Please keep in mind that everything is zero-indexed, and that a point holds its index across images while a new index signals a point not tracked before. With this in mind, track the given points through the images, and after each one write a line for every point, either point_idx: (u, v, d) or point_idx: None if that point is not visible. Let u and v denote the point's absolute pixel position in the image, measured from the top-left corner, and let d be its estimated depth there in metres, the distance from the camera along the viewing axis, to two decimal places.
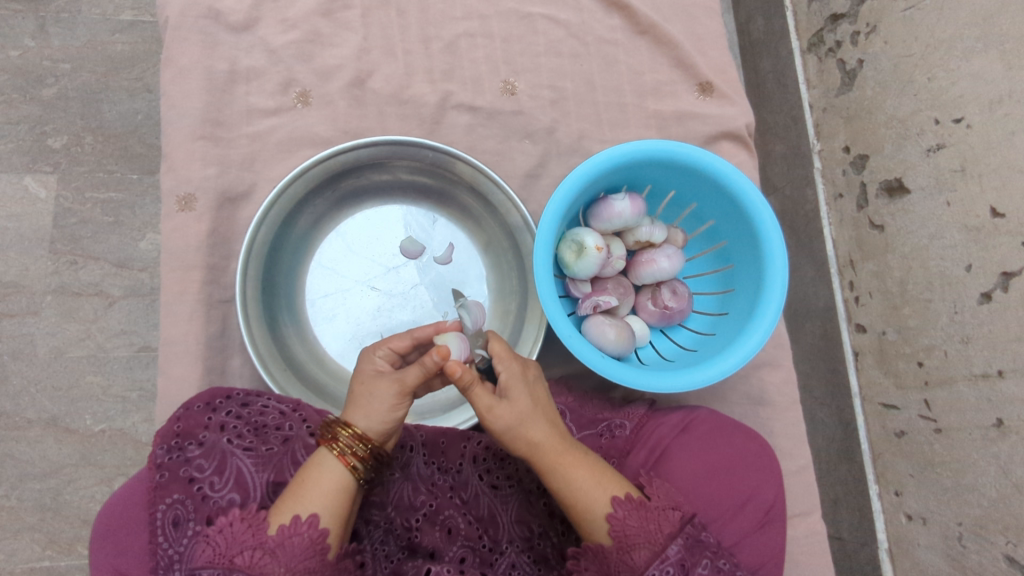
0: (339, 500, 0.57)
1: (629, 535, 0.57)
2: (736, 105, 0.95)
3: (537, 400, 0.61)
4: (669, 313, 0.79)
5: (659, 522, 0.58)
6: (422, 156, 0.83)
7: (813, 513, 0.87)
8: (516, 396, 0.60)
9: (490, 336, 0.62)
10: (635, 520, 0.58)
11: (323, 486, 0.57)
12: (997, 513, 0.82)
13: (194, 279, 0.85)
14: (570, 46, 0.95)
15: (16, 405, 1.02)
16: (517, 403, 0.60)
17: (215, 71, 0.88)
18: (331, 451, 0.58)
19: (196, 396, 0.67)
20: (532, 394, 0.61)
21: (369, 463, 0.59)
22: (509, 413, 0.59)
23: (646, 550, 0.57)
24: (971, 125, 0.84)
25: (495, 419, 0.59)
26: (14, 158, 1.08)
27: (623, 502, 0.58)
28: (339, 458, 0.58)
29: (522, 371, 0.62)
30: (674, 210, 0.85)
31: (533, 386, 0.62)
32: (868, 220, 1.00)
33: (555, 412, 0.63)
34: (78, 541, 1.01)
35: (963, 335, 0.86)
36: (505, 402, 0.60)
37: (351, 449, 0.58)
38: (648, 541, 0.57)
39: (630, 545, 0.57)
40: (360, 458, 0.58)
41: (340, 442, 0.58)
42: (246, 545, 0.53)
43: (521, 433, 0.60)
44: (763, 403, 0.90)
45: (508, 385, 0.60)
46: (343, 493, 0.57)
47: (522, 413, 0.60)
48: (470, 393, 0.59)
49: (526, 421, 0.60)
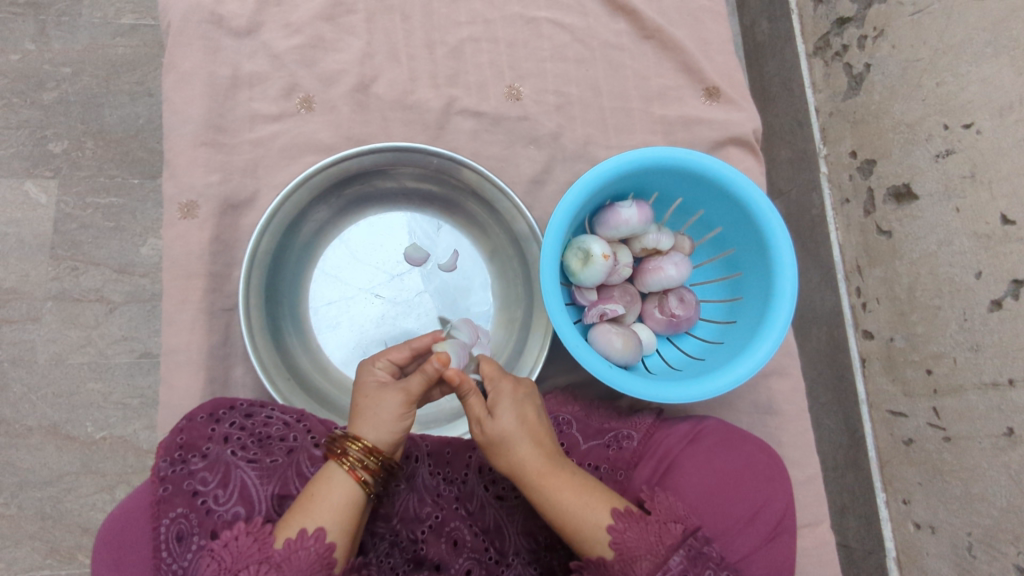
0: (349, 514, 0.56)
1: (630, 547, 0.57)
2: (743, 110, 0.95)
3: (524, 419, 0.60)
4: (677, 321, 0.78)
5: (660, 534, 0.58)
6: (427, 163, 0.82)
7: (820, 523, 0.87)
8: (502, 414, 0.60)
9: (480, 359, 0.63)
10: (636, 533, 0.57)
11: (332, 498, 0.56)
12: (1007, 524, 0.81)
13: (197, 287, 0.84)
14: (575, 50, 0.94)
15: (16, 412, 1.02)
16: (501, 421, 0.59)
17: (217, 76, 0.87)
18: (341, 466, 0.57)
19: (199, 406, 0.66)
20: (518, 413, 0.60)
21: (380, 477, 0.58)
22: (494, 430, 0.59)
23: (648, 562, 0.56)
24: (981, 131, 0.84)
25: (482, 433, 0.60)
26: (14, 163, 1.07)
27: (623, 514, 0.58)
28: (350, 473, 0.57)
29: (511, 389, 0.61)
30: (680, 217, 0.84)
31: (522, 404, 0.61)
32: (875, 226, 1.00)
33: (546, 431, 0.62)
34: (79, 550, 1.00)
35: (973, 343, 0.85)
36: (490, 419, 0.60)
37: (362, 463, 0.57)
38: (649, 553, 0.56)
39: (631, 558, 0.56)
40: (370, 471, 0.57)
41: (350, 457, 0.57)
42: (251, 560, 0.53)
43: (504, 451, 0.60)
44: (771, 411, 0.89)
45: (497, 402, 0.60)
46: (352, 506, 0.56)
47: (505, 432, 0.59)
48: (466, 401, 0.61)
49: (511, 440, 0.59)
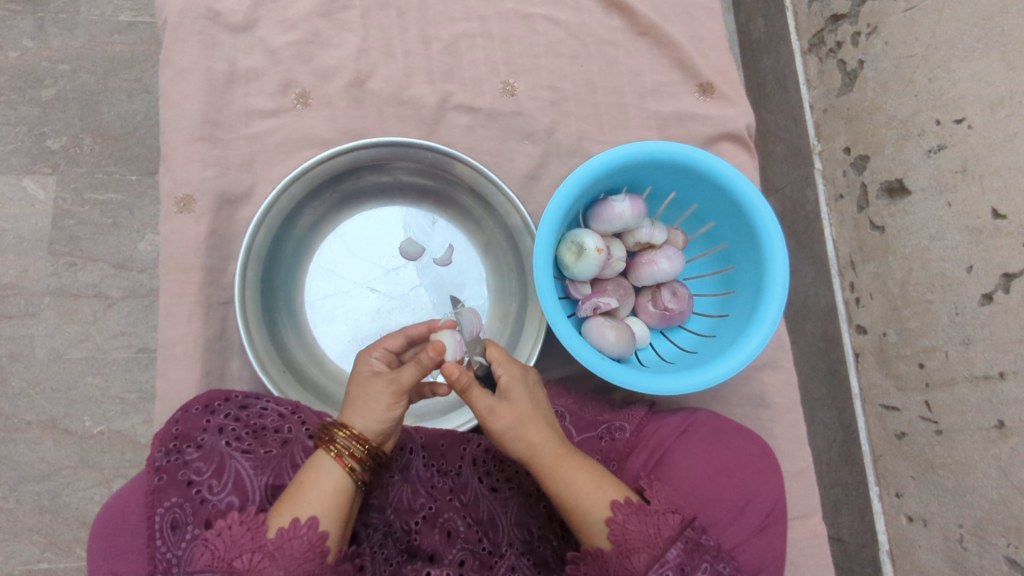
0: (338, 502, 0.57)
1: (628, 539, 0.57)
2: (737, 106, 0.95)
3: (537, 403, 0.62)
4: (670, 314, 0.79)
5: (659, 526, 0.58)
6: (422, 157, 0.82)
7: (813, 516, 0.87)
8: (517, 398, 0.60)
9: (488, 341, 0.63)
10: (635, 525, 0.58)
11: (320, 487, 0.57)
12: (998, 516, 0.81)
13: (193, 280, 0.84)
14: (570, 46, 0.95)
15: (14, 407, 1.02)
16: (518, 403, 0.60)
17: (214, 72, 0.88)
18: (329, 453, 0.58)
19: (195, 398, 0.67)
20: (532, 397, 0.62)
21: (367, 464, 0.59)
22: (511, 414, 0.59)
23: (645, 555, 0.56)
24: (972, 126, 0.84)
25: (497, 420, 0.59)
26: (13, 159, 1.07)
27: (623, 506, 0.58)
28: (337, 460, 0.58)
29: (523, 373, 0.63)
30: (674, 211, 0.85)
31: (532, 390, 0.63)
32: (869, 221, 1.00)
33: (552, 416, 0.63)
34: (77, 543, 1.01)
35: (964, 337, 0.86)
36: (507, 402, 0.60)
37: (349, 450, 0.58)
38: (647, 545, 0.57)
39: (629, 550, 0.57)
40: (357, 459, 0.58)
41: (337, 444, 0.58)
42: (245, 549, 0.53)
43: (521, 436, 0.60)
44: (764, 405, 0.90)
45: (509, 387, 0.61)
46: (341, 494, 0.57)
47: (523, 414, 0.60)
48: (469, 394, 0.59)
49: (528, 423, 0.60)
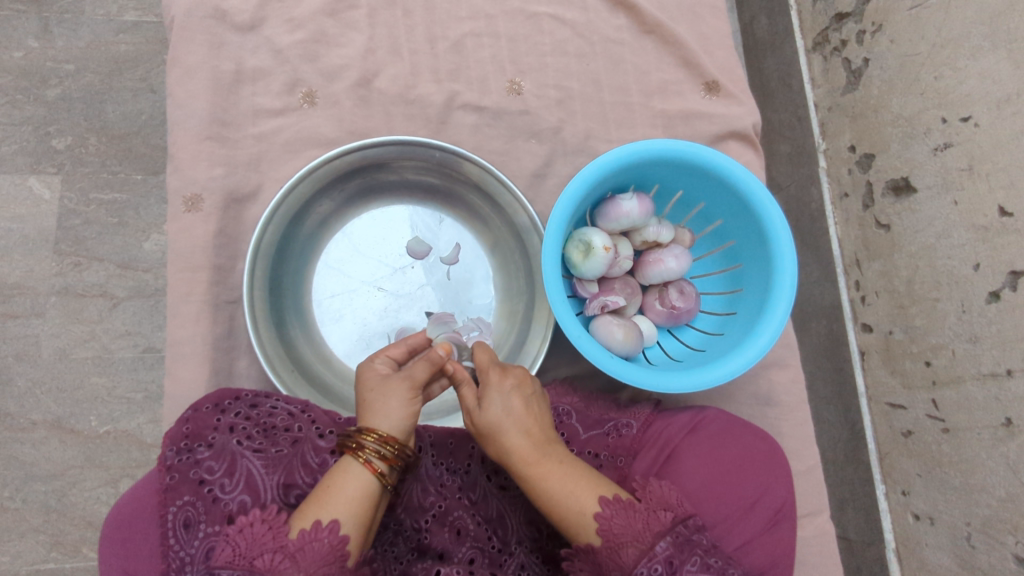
0: (362, 507, 0.56)
1: (615, 534, 0.56)
2: (743, 105, 0.95)
3: (510, 411, 0.61)
4: (677, 312, 0.79)
5: (648, 521, 0.57)
6: (429, 156, 0.82)
7: (821, 513, 0.87)
8: (488, 405, 0.61)
9: (478, 347, 0.66)
10: (623, 519, 0.57)
11: (346, 491, 0.56)
12: (1006, 514, 0.81)
13: (201, 280, 0.84)
14: (576, 45, 0.95)
15: (20, 407, 1.02)
16: (487, 413, 0.61)
17: (221, 71, 0.88)
18: (357, 459, 0.57)
19: (205, 397, 0.67)
20: (505, 406, 0.61)
21: (396, 467, 0.59)
22: (481, 421, 0.61)
23: (634, 549, 0.56)
24: (979, 124, 0.84)
25: (473, 421, 0.62)
26: (18, 159, 1.07)
27: (611, 502, 0.57)
28: (366, 465, 0.57)
29: (499, 379, 0.63)
30: (681, 210, 0.85)
31: (509, 395, 0.62)
32: (874, 219, 1.00)
33: (536, 419, 0.62)
34: (84, 543, 1.01)
35: (972, 334, 0.86)
36: (479, 410, 0.61)
37: (379, 454, 0.57)
38: (636, 539, 0.56)
39: (618, 544, 0.56)
40: (386, 462, 0.58)
41: (366, 449, 0.57)
42: (265, 548, 0.52)
43: (492, 441, 0.61)
44: (771, 403, 0.90)
45: (487, 393, 0.62)
46: (366, 499, 0.56)
47: (491, 424, 0.61)
48: (460, 392, 0.63)
49: (497, 430, 0.61)
